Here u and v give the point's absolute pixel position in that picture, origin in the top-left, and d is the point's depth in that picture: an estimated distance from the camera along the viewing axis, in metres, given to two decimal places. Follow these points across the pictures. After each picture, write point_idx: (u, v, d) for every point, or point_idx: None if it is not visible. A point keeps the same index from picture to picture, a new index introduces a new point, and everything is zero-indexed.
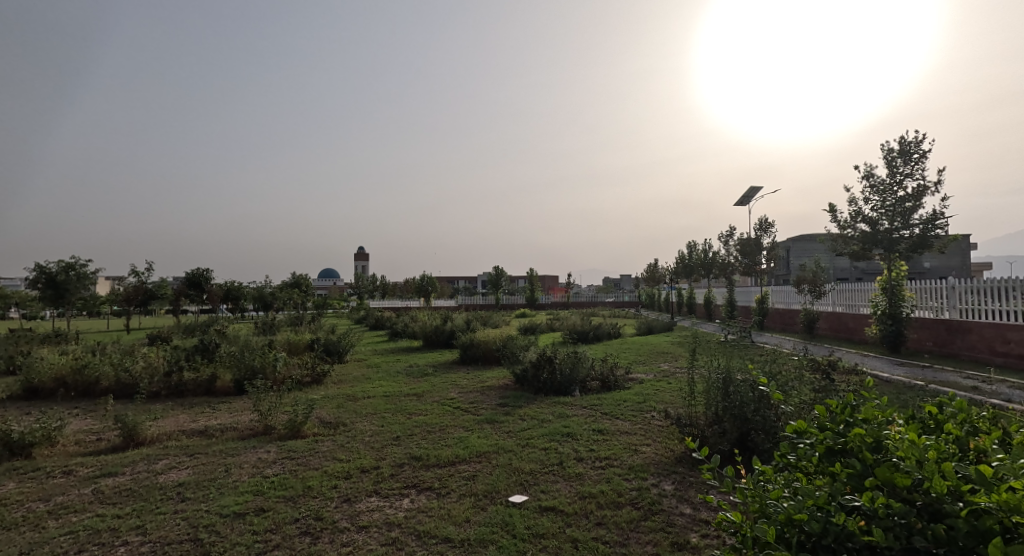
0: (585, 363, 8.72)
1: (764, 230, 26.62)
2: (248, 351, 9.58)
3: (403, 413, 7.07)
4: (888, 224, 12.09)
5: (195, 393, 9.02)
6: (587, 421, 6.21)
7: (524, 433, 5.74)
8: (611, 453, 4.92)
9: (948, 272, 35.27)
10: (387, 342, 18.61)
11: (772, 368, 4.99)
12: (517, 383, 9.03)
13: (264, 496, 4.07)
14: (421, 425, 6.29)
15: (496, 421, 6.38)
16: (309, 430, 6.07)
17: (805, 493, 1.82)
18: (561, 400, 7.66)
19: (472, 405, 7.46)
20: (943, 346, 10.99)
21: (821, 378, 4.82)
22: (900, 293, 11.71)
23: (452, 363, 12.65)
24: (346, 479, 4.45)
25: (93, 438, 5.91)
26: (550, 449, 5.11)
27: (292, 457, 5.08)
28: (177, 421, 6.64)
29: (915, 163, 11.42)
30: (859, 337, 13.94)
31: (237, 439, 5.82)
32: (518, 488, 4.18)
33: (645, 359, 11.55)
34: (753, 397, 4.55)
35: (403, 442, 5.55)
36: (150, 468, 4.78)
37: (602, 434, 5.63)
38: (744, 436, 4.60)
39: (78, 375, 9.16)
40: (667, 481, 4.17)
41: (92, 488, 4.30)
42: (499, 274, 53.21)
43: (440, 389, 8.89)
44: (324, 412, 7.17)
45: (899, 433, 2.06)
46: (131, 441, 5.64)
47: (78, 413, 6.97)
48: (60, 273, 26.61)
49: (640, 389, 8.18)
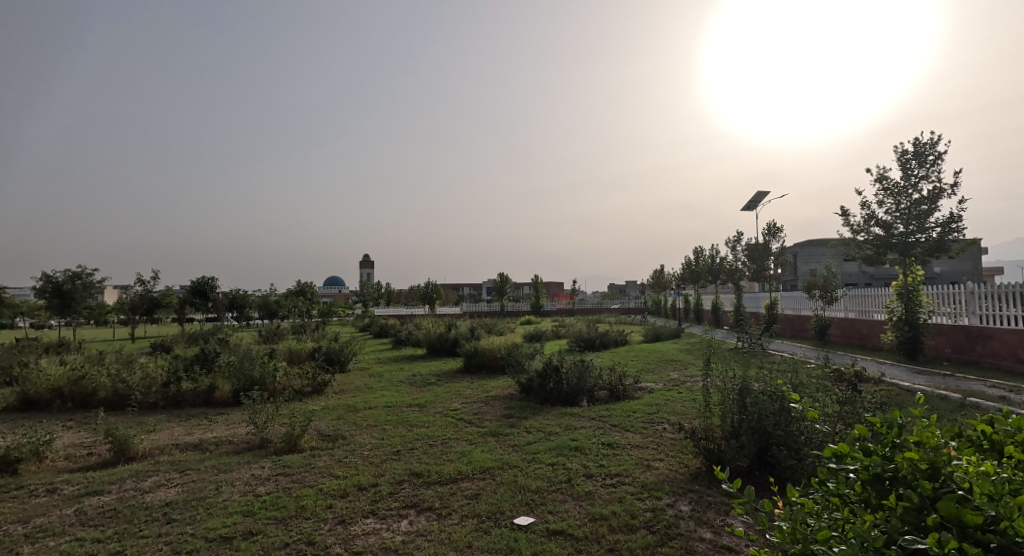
0: (592, 371, 8.46)
1: (773, 234, 26.31)
2: (247, 360, 9.38)
3: (405, 425, 6.82)
4: (903, 228, 11.76)
5: (193, 403, 8.84)
6: (596, 433, 5.94)
7: (530, 447, 5.49)
8: (622, 469, 4.65)
9: (960, 277, 34.79)
10: (390, 350, 18.42)
11: (794, 378, 4.70)
12: (522, 392, 8.76)
13: (254, 517, 3.84)
14: (423, 438, 6.03)
15: (501, 433, 6.13)
16: (307, 443, 5.84)
17: (861, 539, 1.58)
18: (569, 411, 7.41)
19: (476, 417, 7.21)
20: (962, 353, 10.67)
21: (845, 384, 4.57)
22: (917, 300, 11.35)
23: (455, 372, 12.43)
24: (342, 498, 4.21)
25: (84, 453, 5.70)
26: (558, 465, 4.85)
27: (286, 473, 4.84)
28: (172, 435, 6.43)
29: (930, 164, 11.11)
30: (872, 343, 13.60)
31: (233, 454, 5.60)
32: (524, 508, 3.92)
33: (653, 367, 11.24)
34: (773, 410, 4.28)
35: (403, 456, 5.31)
36: (138, 486, 4.55)
37: (612, 448, 5.36)
38: (763, 451, 4.32)
39: (75, 386, 8.98)
40: (684, 501, 3.91)
41: (75, 508, 4.08)
42: (504, 280, 53.01)
43: (443, 399, 8.66)
44: (323, 424, 6.95)
45: (961, 459, 1.82)
46: (123, 456, 5.44)
47: (70, 426, 6.76)
48: (66, 282, 26.66)
49: (650, 399, 7.92)
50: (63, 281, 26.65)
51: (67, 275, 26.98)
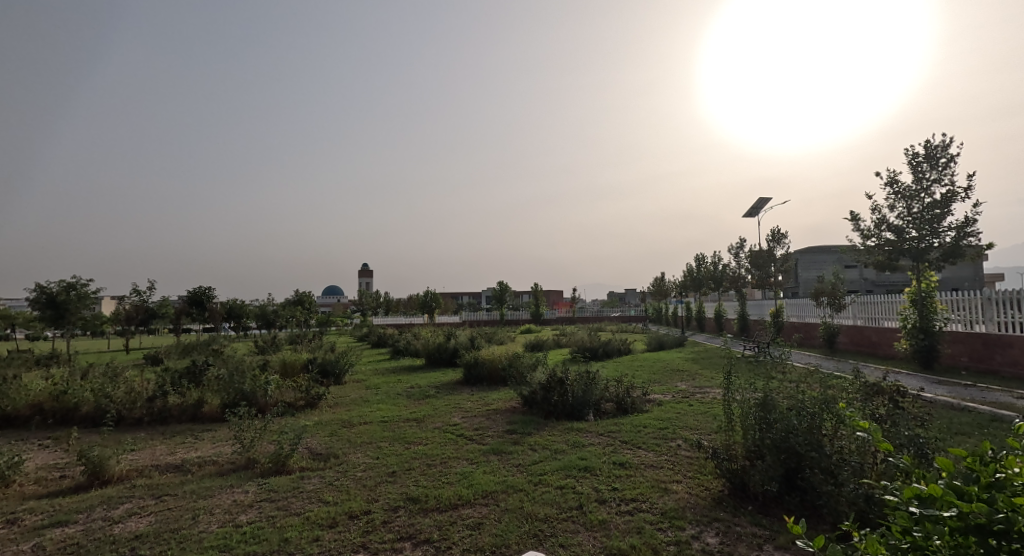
0: (598, 383, 8.06)
1: (777, 240, 26.03)
2: (237, 373, 8.97)
3: (401, 442, 6.42)
4: (915, 233, 11.42)
5: (180, 419, 8.43)
6: (606, 451, 5.55)
7: (536, 467, 5.10)
8: (638, 493, 4.26)
9: (961, 283, 34.67)
10: (388, 361, 18.05)
11: (824, 392, 4.31)
12: (525, 405, 8.36)
13: (230, 553, 3.45)
14: (420, 457, 5.64)
15: (504, 451, 5.74)
16: (296, 463, 5.45)
17: None
18: (575, 426, 7.02)
19: (477, 432, 6.82)
20: (980, 361, 10.30)
21: (888, 389, 4.18)
22: (931, 306, 11.02)
23: (455, 383, 12.02)
24: (330, 528, 3.83)
25: (56, 476, 5.30)
26: (567, 488, 4.45)
27: (270, 499, 4.44)
28: (153, 455, 6.04)
29: (942, 167, 10.82)
30: (883, 351, 13.27)
31: (216, 476, 5.20)
32: (532, 540, 3.53)
33: (659, 378, 10.84)
34: (803, 427, 3.90)
35: (399, 478, 4.91)
36: (108, 515, 4.16)
37: (625, 468, 4.97)
38: (793, 473, 3.94)
39: (56, 401, 8.57)
40: (709, 533, 3.53)
41: (34, 543, 3.70)
42: (503, 289, 52.63)
43: (442, 413, 8.25)
44: (314, 442, 6.55)
45: None
46: (97, 479, 5.04)
47: (44, 446, 6.35)
48: (60, 294, 26.25)
49: (660, 412, 7.53)
50: (58, 293, 26.26)
51: (62, 286, 26.56)
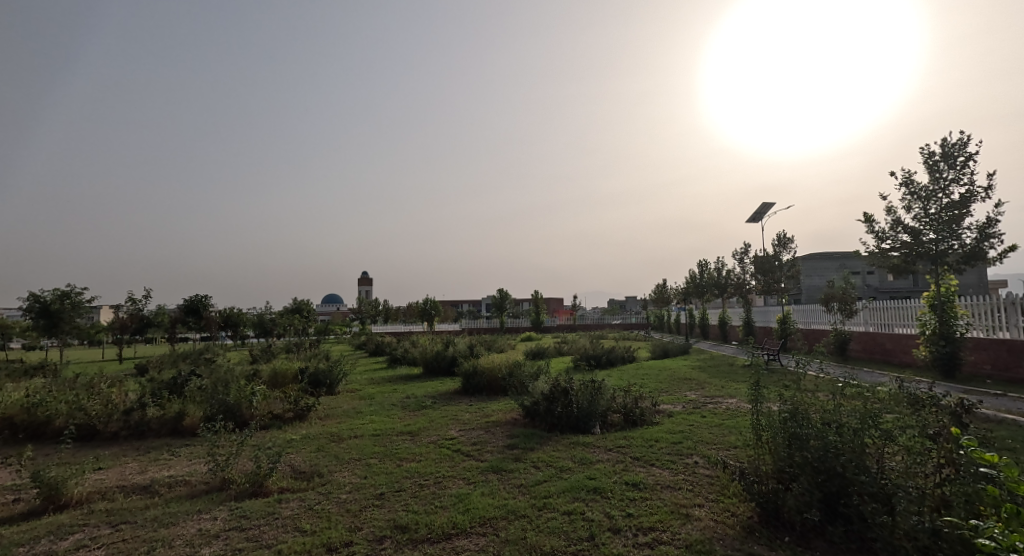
0: (604, 393, 7.56)
1: (783, 245, 25.59)
2: (221, 384, 8.47)
3: (393, 458, 5.92)
4: (934, 235, 10.97)
5: (159, 433, 7.93)
6: (616, 469, 5.04)
7: (540, 487, 4.59)
8: (656, 521, 3.75)
9: (966, 289, 34.26)
10: (386, 369, 17.57)
11: (864, 404, 3.81)
12: (527, 417, 7.86)
13: None
14: (412, 476, 5.14)
15: (504, 469, 5.25)
16: (275, 484, 4.95)
17: None
18: (581, 439, 6.53)
19: (475, 447, 6.32)
20: (1005, 369, 9.81)
21: (945, 399, 3.69)
22: (952, 312, 10.51)
23: (453, 393, 11.51)
24: None
25: (9, 499, 4.81)
26: (575, 514, 3.95)
27: (241, 527, 3.94)
28: (121, 474, 5.53)
29: (960, 166, 10.39)
30: (898, 359, 12.81)
31: (184, 499, 4.68)
32: None
33: (667, 386, 10.36)
34: (847, 446, 3.39)
35: (386, 502, 4.40)
36: (54, 549, 3.66)
37: (638, 489, 4.45)
38: (834, 498, 3.46)
39: (28, 415, 8.06)
40: None
41: None
42: (504, 296, 52.14)
43: (439, 425, 7.74)
44: (298, 458, 6.04)
45: None
46: (51, 504, 4.54)
47: (5, 465, 5.83)
48: (54, 302, 25.68)
49: (671, 424, 7.04)
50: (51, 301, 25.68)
51: (56, 294, 26.05)
